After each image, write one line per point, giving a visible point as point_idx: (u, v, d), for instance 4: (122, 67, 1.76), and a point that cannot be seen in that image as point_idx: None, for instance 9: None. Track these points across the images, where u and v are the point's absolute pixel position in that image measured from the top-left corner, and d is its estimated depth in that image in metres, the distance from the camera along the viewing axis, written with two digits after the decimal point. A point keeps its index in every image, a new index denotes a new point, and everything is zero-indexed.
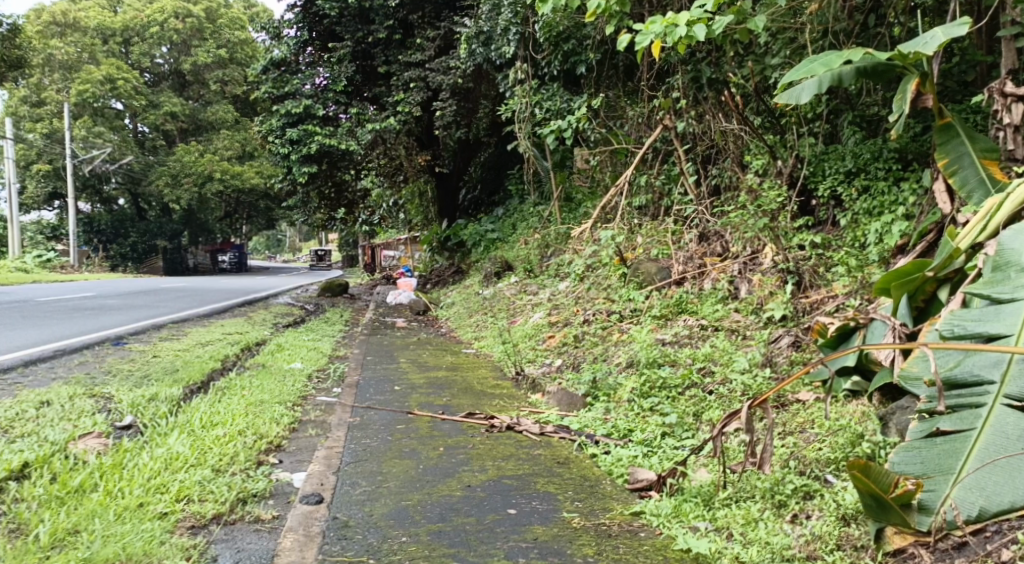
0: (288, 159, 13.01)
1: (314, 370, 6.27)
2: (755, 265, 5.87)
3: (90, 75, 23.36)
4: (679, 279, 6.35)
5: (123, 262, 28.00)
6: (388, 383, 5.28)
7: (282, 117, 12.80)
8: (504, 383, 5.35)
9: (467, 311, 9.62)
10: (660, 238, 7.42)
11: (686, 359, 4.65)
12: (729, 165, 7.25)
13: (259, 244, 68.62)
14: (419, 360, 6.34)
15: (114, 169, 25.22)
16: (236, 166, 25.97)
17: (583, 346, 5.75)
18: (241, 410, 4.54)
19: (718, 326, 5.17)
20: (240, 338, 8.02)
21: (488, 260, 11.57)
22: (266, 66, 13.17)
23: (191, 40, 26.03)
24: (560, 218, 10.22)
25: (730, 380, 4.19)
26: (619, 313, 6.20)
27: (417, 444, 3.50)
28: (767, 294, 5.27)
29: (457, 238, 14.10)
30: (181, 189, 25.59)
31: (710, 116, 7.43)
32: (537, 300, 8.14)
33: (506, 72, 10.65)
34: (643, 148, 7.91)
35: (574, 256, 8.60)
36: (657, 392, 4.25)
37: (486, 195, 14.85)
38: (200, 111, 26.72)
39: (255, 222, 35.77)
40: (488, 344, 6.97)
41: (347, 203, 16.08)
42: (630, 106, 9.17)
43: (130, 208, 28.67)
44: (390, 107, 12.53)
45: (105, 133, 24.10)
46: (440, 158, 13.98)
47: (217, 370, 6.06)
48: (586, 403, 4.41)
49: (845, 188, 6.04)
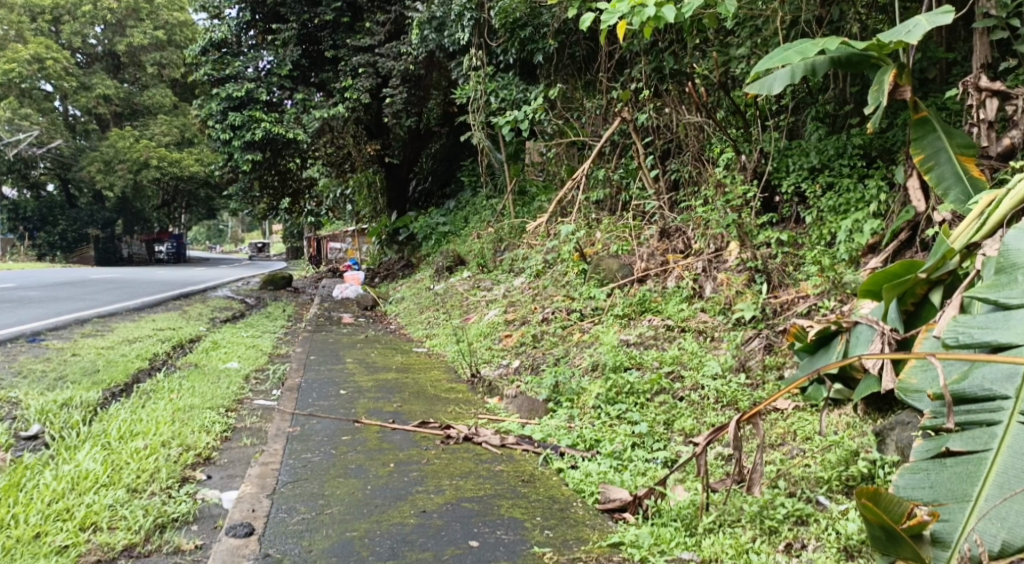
0: (229, 145, 12.34)
1: (252, 371, 5.81)
2: (720, 263, 5.68)
3: (17, 53, 22.06)
4: (641, 276, 6.11)
5: (52, 250, 26.60)
6: (332, 386, 4.88)
7: (221, 101, 12.04)
8: (459, 386, 5.01)
9: (417, 307, 9.24)
10: (620, 233, 7.17)
11: (653, 361, 4.40)
12: (690, 159, 7.05)
13: (201, 235, 66.54)
14: (366, 360, 5.96)
15: (42, 153, 23.87)
16: (175, 153, 24.87)
17: (542, 346, 5.45)
18: (167, 417, 4.08)
19: (685, 327, 4.93)
20: (173, 335, 7.48)
21: (438, 254, 11.19)
22: (205, 47, 12.35)
23: (126, 20, 24.78)
24: (514, 212, 9.92)
25: (702, 386, 3.96)
26: (580, 311, 5.90)
27: (364, 460, 3.14)
28: (735, 293, 5.06)
29: (407, 230, 13.66)
30: (116, 176, 24.41)
31: (672, 109, 7.22)
32: (491, 296, 7.82)
33: (459, 60, 10.26)
34: (601, 141, 7.68)
35: (529, 251, 8.32)
36: (624, 399, 4.00)
37: (437, 186, 14.41)
38: (136, 94, 25.53)
39: (196, 210, 34.49)
40: (440, 343, 6.61)
41: (292, 192, 15.45)
42: (587, 98, 8.90)
43: (59, 195, 27.22)
44: (337, 94, 12.03)
45: (32, 115, 22.76)
46: (390, 147, 13.52)
47: (144, 370, 5.56)
48: (548, 410, 4.12)
49: (810, 184, 5.88)
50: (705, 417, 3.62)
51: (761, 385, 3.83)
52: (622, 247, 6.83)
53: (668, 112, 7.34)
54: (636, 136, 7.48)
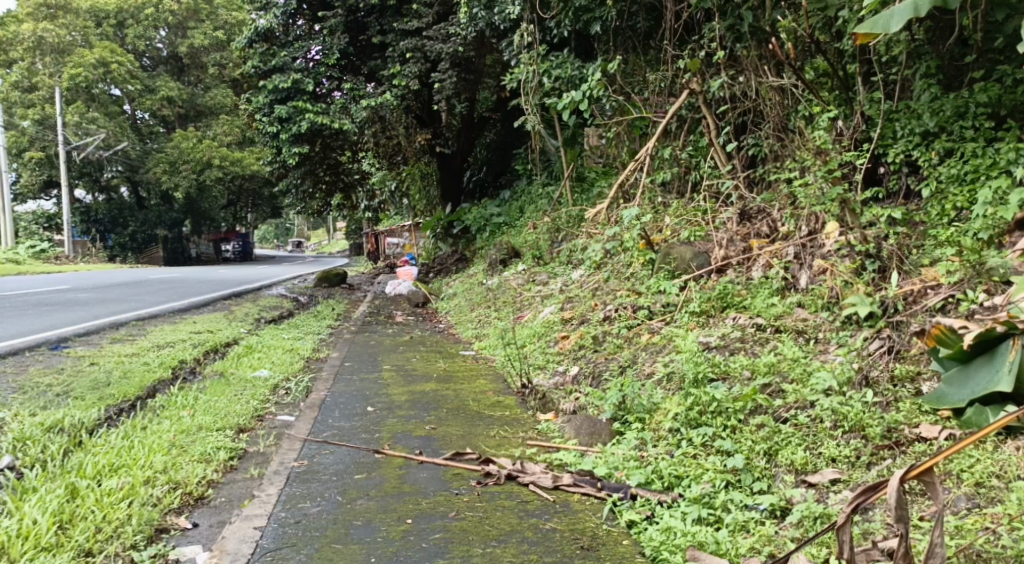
0: (277, 139, 11.88)
1: (283, 379, 5.20)
2: (816, 248, 4.79)
3: (83, 58, 22.07)
4: (719, 266, 5.23)
5: (123, 251, 26.97)
6: (360, 401, 4.21)
7: (269, 93, 11.63)
8: (507, 400, 4.26)
9: (468, 304, 8.55)
10: (690, 218, 6.34)
11: (742, 371, 3.57)
12: (770, 130, 6.21)
13: (266, 232, 68.04)
14: (405, 367, 5.29)
15: (110, 156, 24.06)
16: (236, 153, 24.95)
17: (604, 350, 4.67)
18: (161, 444, 3.46)
19: (780, 326, 4.04)
20: (208, 338, 6.95)
21: (493, 246, 10.50)
22: (252, 38, 11.91)
23: (187, 21, 24.95)
24: (572, 199, 9.14)
25: (811, 404, 3.10)
26: (647, 308, 5.06)
27: (376, 513, 2.46)
28: (842, 284, 4.16)
29: (461, 223, 12.91)
30: (180, 176, 24.58)
31: (752, 74, 6.34)
32: (547, 291, 7.06)
33: (510, 38, 9.49)
34: (667, 116, 6.84)
35: (588, 240, 7.52)
36: (710, 421, 3.18)
37: (492, 177, 13.67)
38: (199, 95, 25.74)
39: (260, 211, 34.82)
40: (489, 346, 5.89)
41: (344, 186, 15.01)
42: (651, 70, 8.03)
43: (128, 197, 27.61)
44: (386, 82, 11.42)
45: (99, 119, 22.93)
46: (442, 136, 12.86)
47: (162, 382, 5.00)
48: (613, 434, 3.34)
49: (922, 151, 4.92)
50: (821, 447, 2.79)
51: (893, 403, 2.95)
52: (694, 233, 5.98)
53: (748, 77, 6.45)
54: (707, 110, 6.75)
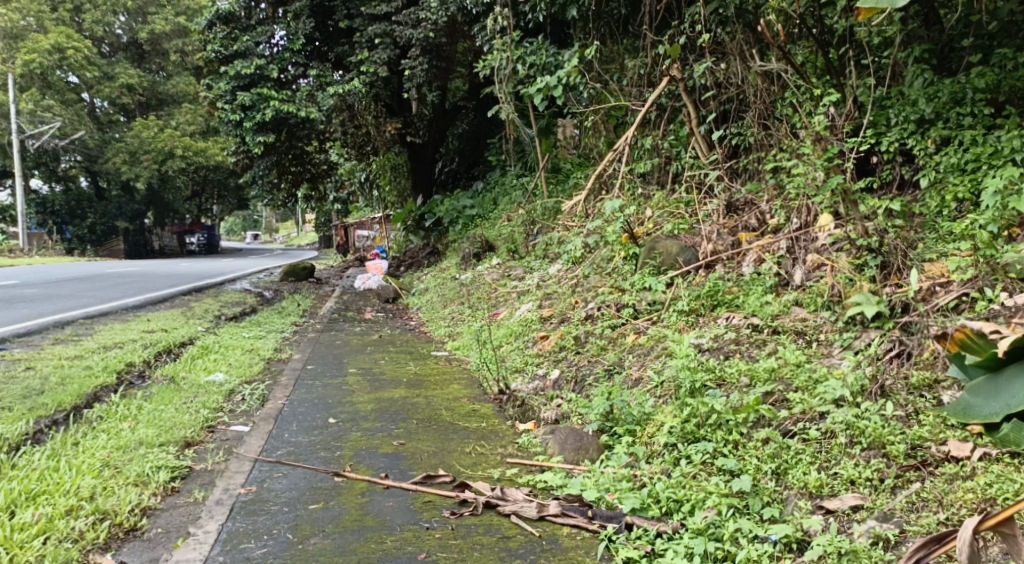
0: (240, 127, 11.31)
1: (240, 383, 4.79)
2: (811, 241, 4.50)
3: (37, 43, 21.11)
4: (708, 261, 4.92)
5: (82, 244, 26.03)
6: (320, 412, 3.83)
7: (230, 80, 11.05)
8: (482, 408, 3.91)
9: (440, 299, 8.18)
10: (673, 210, 6.04)
11: (740, 377, 3.26)
12: (755, 118, 5.92)
13: (233, 224, 66.88)
14: (372, 371, 4.92)
15: (67, 145, 23.10)
16: (200, 142, 24.18)
17: (587, 352, 4.35)
18: (91, 464, 3.04)
19: (779, 327, 3.73)
20: (162, 338, 6.46)
21: (465, 239, 10.14)
22: (212, 21, 11.29)
23: (148, 7, 24.17)
24: (547, 191, 8.82)
25: (821, 416, 2.79)
26: (632, 306, 4.73)
27: (333, 556, 2.16)
28: (843, 281, 3.85)
29: (432, 215, 12.50)
30: (141, 166, 23.77)
31: (737, 59, 6.04)
32: (523, 287, 6.72)
33: (482, 23, 9.11)
34: (646, 105, 6.52)
35: (565, 233, 7.20)
36: (709, 435, 2.86)
37: (464, 168, 13.27)
38: (161, 83, 24.94)
39: (226, 203, 34.00)
40: (464, 346, 5.53)
41: (312, 177, 14.49)
42: (629, 56, 7.70)
43: (87, 188, 26.66)
44: (353, 68, 10.93)
45: (55, 107, 21.96)
46: (411, 126, 12.42)
47: (105, 388, 4.54)
48: (602, 450, 3.00)
49: (918, 140, 4.64)
50: (837, 467, 2.50)
51: (914, 416, 2.66)
52: (679, 227, 5.66)
53: (732, 63, 6.16)
54: (688, 97, 6.52)
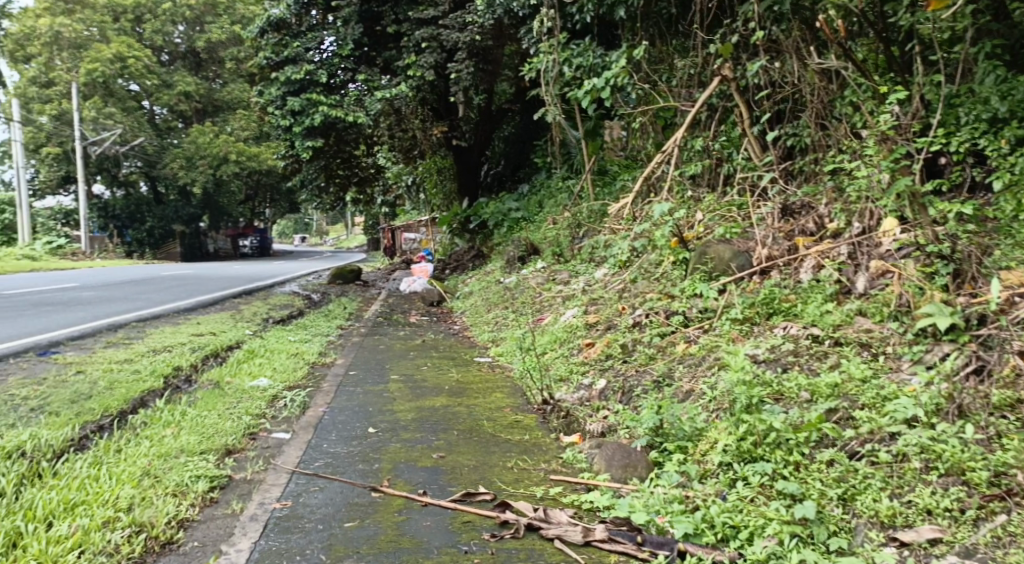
0: (290, 133, 11.41)
1: (283, 389, 4.76)
2: (875, 246, 4.26)
3: (99, 52, 21.76)
4: (764, 267, 4.69)
5: (140, 247, 26.81)
6: (361, 420, 3.76)
7: (281, 85, 11.10)
8: (525, 419, 3.79)
9: (484, 304, 8.08)
10: (725, 213, 5.82)
11: (799, 392, 3.06)
12: (812, 117, 5.67)
13: (284, 227, 68.21)
14: (413, 378, 4.84)
15: (127, 151, 23.78)
16: (252, 147, 24.65)
17: (634, 361, 4.18)
18: (132, 473, 3.00)
19: (841, 339, 3.52)
20: (209, 341, 6.50)
21: (510, 242, 10.04)
22: (263, 28, 11.41)
23: (205, 16, 24.75)
24: (593, 193, 8.65)
25: (891, 437, 2.60)
26: (682, 314, 4.54)
27: None
28: (912, 290, 3.60)
29: (478, 218, 12.45)
30: (196, 171, 24.34)
31: (793, 57, 5.79)
32: (568, 292, 6.57)
33: (529, 24, 8.98)
34: (696, 106, 6.31)
35: (612, 237, 7.02)
36: (768, 455, 2.67)
37: (510, 170, 13.18)
38: (216, 90, 25.52)
39: (277, 206, 34.64)
40: (507, 352, 5.42)
41: (359, 181, 14.57)
42: (679, 56, 7.49)
43: (146, 193, 27.43)
44: (401, 72, 10.92)
45: (116, 114, 22.64)
46: (457, 129, 12.38)
47: (151, 392, 4.55)
48: (652, 468, 2.85)
49: (990, 140, 4.35)
50: (912, 496, 2.31)
51: (997, 440, 2.45)
52: (731, 230, 5.44)
53: (788, 61, 5.92)
54: (740, 96, 6.29)
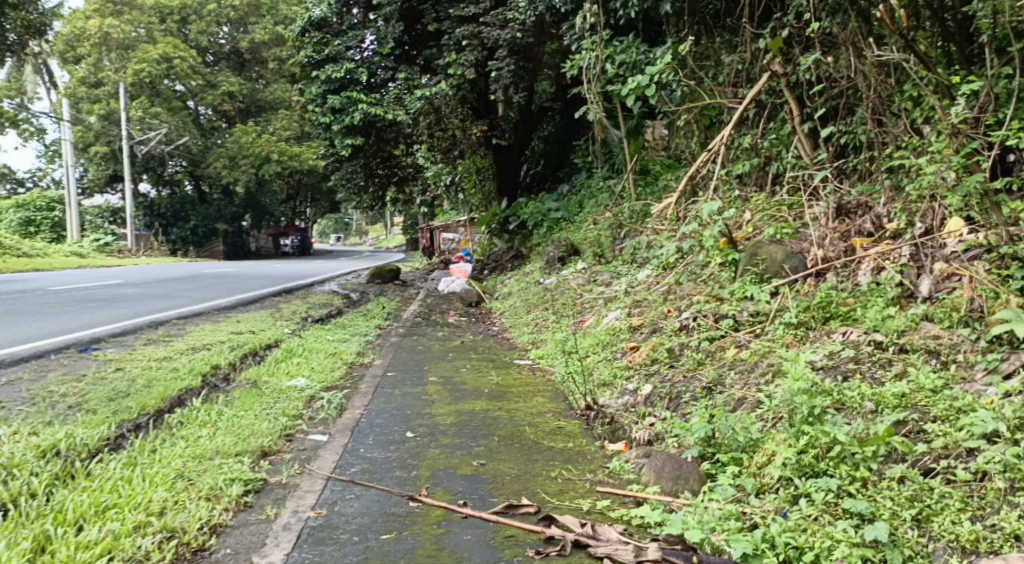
0: (330, 131, 11.42)
1: (321, 389, 4.68)
2: (940, 247, 4.02)
3: (147, 54, 22.17)
4: (819, 269, 4.46)
5: (184, 246, 27.47)
6: (399, 424, 3.67)
7: (322, 84, 11.14)
8: (569, 425, 3.65)
9: (524, 305, 7.94)
10: (776, 213, 5.59)
11: (864, 402, 2.87)
12: (867, 113, 5.41)
13: (325, 226, 69.13)
14: (452, 380, 4.73)
15: (172, 150, 24.19)
16: (294, 147, 24.90)
17: (682, 366, 4.01)
18: (165, 475, 2.93)
19: (906, 346, 3.30)
20: (248, 340, 6.48)
21: (550, 242, 9.89)
22: (305, 27, 11.39)
23: (248, 17, 25.11)
24: (635, 193, 8.46)
25: (969, 453, 2.39)
26: (733, 317, 4.35)
27: None
28: (985, 295, 3.38)
29: (517, 218, 12.31)
30: (239, 171, 24.67)
31: (848, 51, 5.53)
32: (610, 293, 6.40)
33: (571, 21, 8.85)
34: (744, 102, 6.09)
35: (655, 237, 6.83)
36: (832, 470, 2.49)
37: (550, 170, 13.03)
38: (259, 91, 25.87)
39: (318, 206, 35.00)
40: (548, 355, 5.28)
41: (398, 180, 14.56)
42: (726, 51, 7.26)
43: (191, 192, 27.90)
44: (441, 71, 10.85)
45: (162, 114, 23.05)
46: (497, 128, 12.27)
47: (188, 391, 4.51)
48: (705, 480, 2.68)
49: None
50: (998, 520, 2.12)
51: None
52: (782, 231, 5.22)
53: (843, 54, 5.64)
54: (790, 93, 6.07)
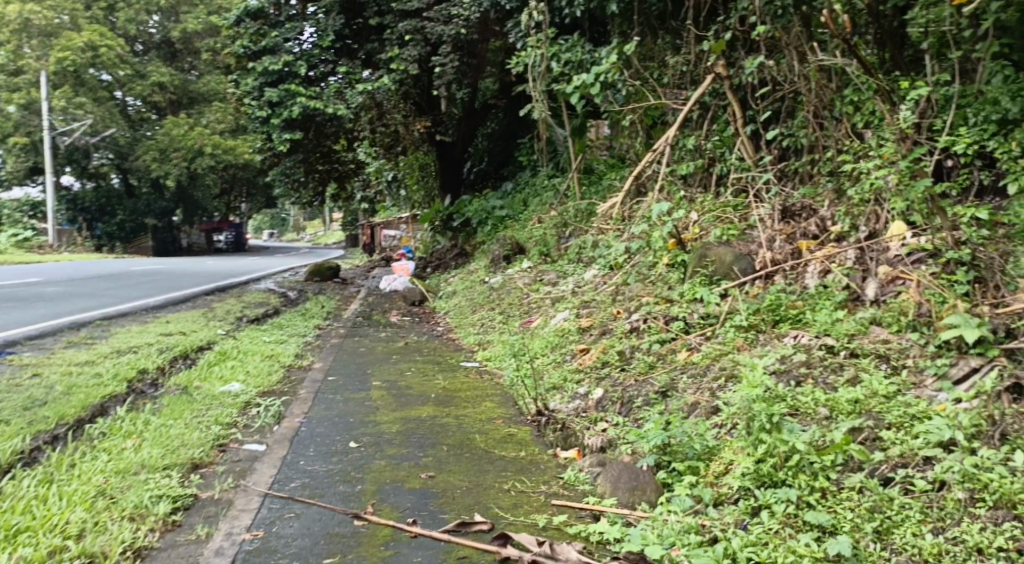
0: (267, 125, 11.01)
1: (257, 394, 4.44)
2: (884, 251, 4.06)
3: (70, 41, 21.09)
4: (767, 272, 4.47)
5: (111, 242, 26.25)
6: (341, 433, 3.49)
7: (258, 76, 10.73)
8: (519, 431, 3.54)
9: (469, 304, 7.79)
10: (723, 215, 5.60)
11: (819, 408, 2.84)
12: (809, 117, 5.46)
13: (261, 222, 67.38)
14: (397, 384, 4.56)
15: (97, 142, 23.07)
16: (228, 140, 24.08)
17: (633, 369, 3.94)
18: (84, 493, 2.69)
19: (857, 350, 3.29)
20: (178, 342, 6.14)
21: (495, 240, 9.77)
22: (240, 17, 10.95)
23: (180, 5, 24.17)
24: (580, 192, 8.41)
25: (927, 463, 2.38)
26: (683, 320, 4.31)
27: None
28: (931, 300, 3.41)
29: (461, 216, 12.14)
30: (170, 164, 23.72)
31: (791, 55, 5.57)
32: (557, 293, 6.33)
33: (517, 18, 8.74)
34: (688, 104, 6.08)
35: (602, 237, 6.78)
36: (791, 480, 2.44)
37: (494, 167, 12.90)
38: (192, 82, 24.93)
39: (254, 201, 34.02)
40: (496, 357, 5.16)
41: (338, 176, 14.21)
42: (671, 53, 7.27)
43: (118, 185, 26.68)
44: (383, 65, 10.58)
45: (86, 104, 21.95)
46: (441, 124, 12.07)
47: (111, 398, 4.21)
48: (661, 489, 2.61)
49: (999, 142, 4.13)
50: (960, 532, 2.09)
51: None
52: (729, 232, 5.23)
53: (786, 58, 5.68)
54: (734, 96, 6.10)
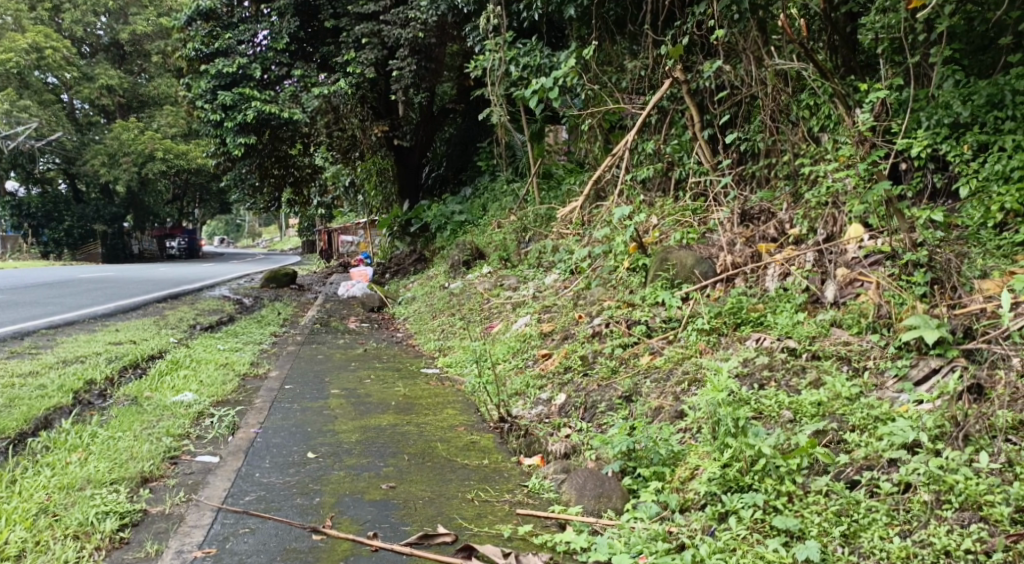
0: (220, 129, 10.74)
1: (210, 404, 4.29)
2: (842, 253, 4.10)
3: (13, 42, 20.36)
4: (728, 275, 4.48)
5: (59, 248, 25.12)
6: (298, 444, 3.37)
7: (211, 79, 10.46)
8: (482, 439, 3.47)
9: (429, 310, 7.70)
10: (683, 218, 5.63)
11: (783, 410, 2.84)
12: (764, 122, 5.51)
13: (215, 228, 65.98)
14: (355, 392, 4.45)
15: (43, 146, 22.23)
16: (180, 145, 23.50)
17: (595, 374, 3.91)
18: (25, 510, 2.55)
19: (819, 352, 3.31)
20: (127, 351, 5.90)
21: (455, 245, 9.69)
22: (192, 18, 10.67)
23: (129, 7, 23.55)
24: (539, 197, 8.38)
25: (892, 465, 2.39)
26: (645, 323, 4.30)
27: None
28: (890, 301, 3.44)
29: (420, 221, 12.02)
30: (119, 169, 23.04)
31: (747, 60, 5.62)
32: (519, 298, 6.28)
33: (474, 22, 8.68)
34: (646, 108, 6.08)
35: (563, 241, 6.75)
36: (757, 484, 2.43)
37: (453, 172, 12.81)
38: (141, 85, 24.29)
39: (207, 206, 33.27)
40: (457, 362, 5.09)
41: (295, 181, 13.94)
42: (629, 58, 7.30)
43: (66, 191, 25.73)
44: (340, 68, 10.41)
45: (30, 106, 20.72)
46: (399, 129, 11.93)
47: (55, 411, 4.01)
48: (628, 496, 2.57)
49: (951, 146, 4.22)
50: (927, 535, 2.10)
51: (1009, 469, 2.24)
52: (689, 236, 5.25)
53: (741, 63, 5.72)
54: (691, 100, 6.13)
